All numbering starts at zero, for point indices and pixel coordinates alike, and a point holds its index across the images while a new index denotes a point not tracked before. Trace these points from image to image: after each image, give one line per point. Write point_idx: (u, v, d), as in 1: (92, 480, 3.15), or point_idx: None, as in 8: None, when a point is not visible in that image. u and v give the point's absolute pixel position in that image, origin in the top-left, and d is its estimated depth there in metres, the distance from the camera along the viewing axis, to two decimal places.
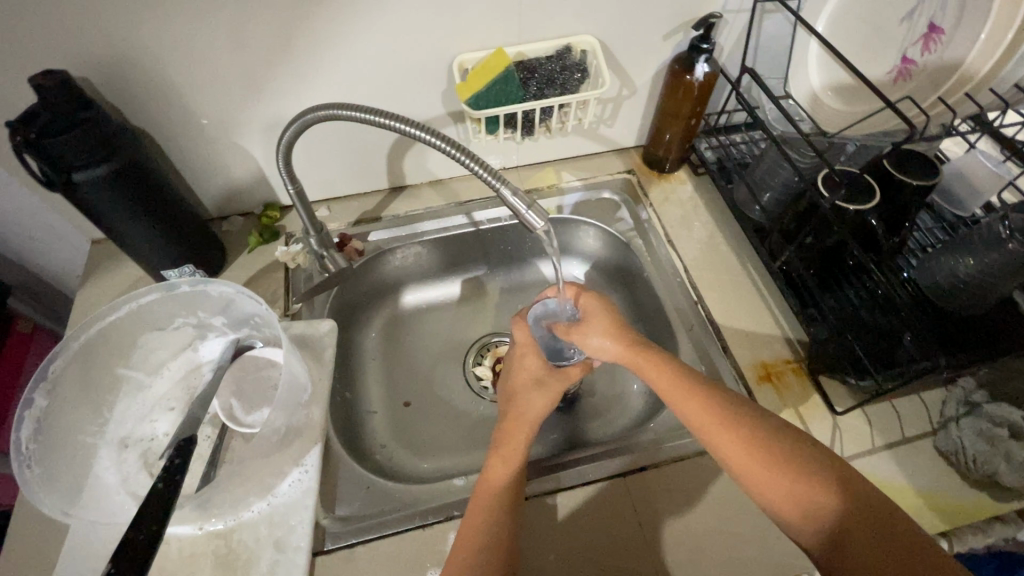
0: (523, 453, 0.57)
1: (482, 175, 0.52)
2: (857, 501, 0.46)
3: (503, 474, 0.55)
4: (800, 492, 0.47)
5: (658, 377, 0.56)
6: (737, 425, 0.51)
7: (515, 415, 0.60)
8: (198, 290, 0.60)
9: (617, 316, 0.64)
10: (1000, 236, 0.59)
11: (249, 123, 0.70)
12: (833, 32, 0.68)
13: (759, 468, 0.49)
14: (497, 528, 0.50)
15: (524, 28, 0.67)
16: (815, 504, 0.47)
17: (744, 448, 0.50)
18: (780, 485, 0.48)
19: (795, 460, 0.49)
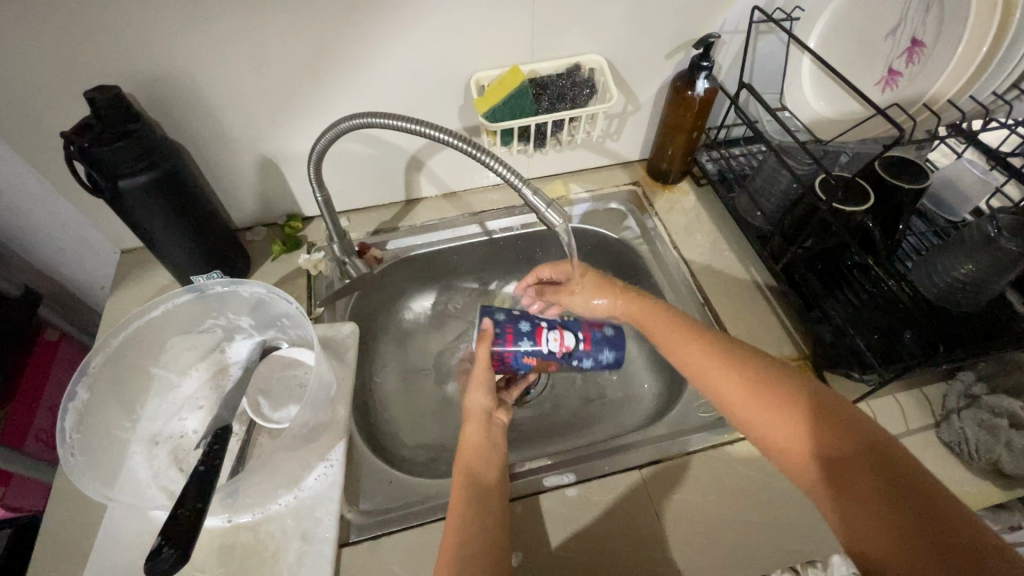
0: (486, 451, 0.60)
1: (505, 175, 0.56)
2: (844, 451, 0.46)
3: (474, 470, 0.57)
4: (800, 434, 0.48)
5: (661, 330, 0.62)
6: (744, 372, 0.54)
7: (468, 418, 0.63)
8: (230, 291, 0.63)
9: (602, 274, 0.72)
10: (989, 235, 0.62)
11: (277, 137, 0.74)
12: (824, 47, 0.74)
13: (744, 413, 0.52)
14: (472, 519, 0.52)
15: (536, 48, 0.72)
16: (820, 448, 0.47)
17: (730, 394, 0.53)
18: (784, 428, 0.49)
19: (800, 406, 0.50)
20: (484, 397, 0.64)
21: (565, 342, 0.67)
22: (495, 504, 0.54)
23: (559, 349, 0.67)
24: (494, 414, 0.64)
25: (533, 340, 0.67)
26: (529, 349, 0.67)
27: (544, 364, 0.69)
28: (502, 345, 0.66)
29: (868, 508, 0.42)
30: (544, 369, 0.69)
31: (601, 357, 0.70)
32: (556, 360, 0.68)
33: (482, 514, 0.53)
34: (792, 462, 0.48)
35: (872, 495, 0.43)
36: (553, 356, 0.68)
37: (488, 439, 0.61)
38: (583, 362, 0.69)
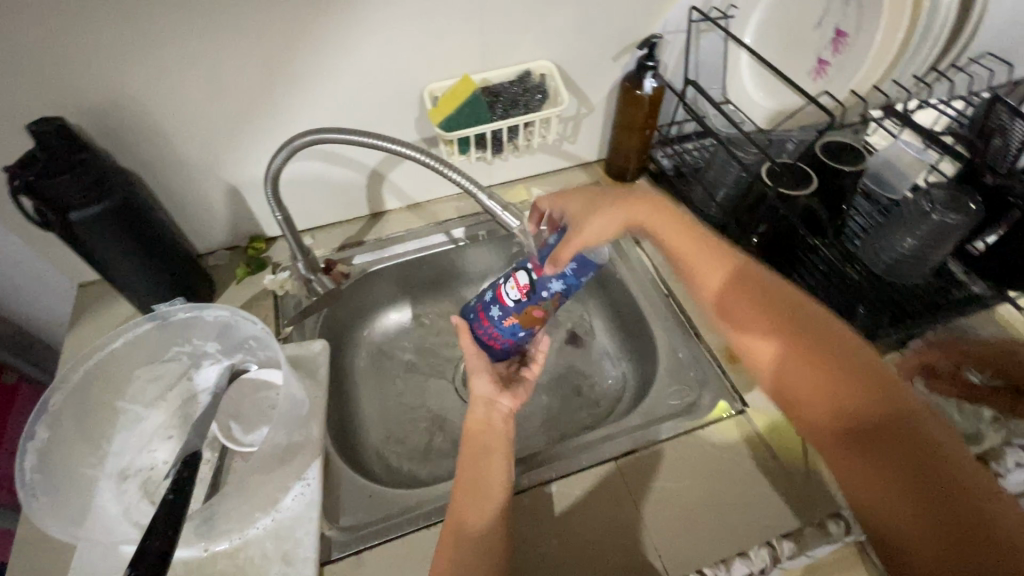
0: (494, 454, 0.57)
1: (460, 182, 0.57)
2: (867, 411, 0.44)
3: (479, 485, 0.55)
4: (829, 391, 0.46)
5: (700, 268, 0.59)
6: (778, 325, 0.51)
7: (473, 405, 0.63)
8: (195, 316, 0.62)
9: (592, 198, 0.64)
10: (924, 210, 0.66)
11: (233, 159, 0.74)
12: (760, 43, 0.76)
13: (774, 359, 0.51)
14: (476, 547, 0.50)
15: (486, 57, 0.73)
16: (844, 407, 0.45)
17: (762, 343, 0.52)
18: (811, 384, 0.48)
19: (833, 364, 0.47)
20: (486, 385, 0.63)
21: (519, 283, 0.62)
22: (493, 504, 0.53)
23: (520, 293, 0.62)
24: (496, 401, 0.63)
25: (499, 302, 0.65)
26: (501, 311, 0.65)
27: (529, 314, 0.64)
28: (482, 325, 0.67)
29: (876, 473, 0.42)
30: (534, 319, 0.64)
31: (581, 272, 0.60)
32: (535, 304, 0.63)
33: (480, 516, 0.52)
34: (806, 410, 0.48)
35: (883, 462, 0.42)
36: (523, 303, 0.63)
37: (495, 441, 0.59)
38: (553, 287, 0.61)
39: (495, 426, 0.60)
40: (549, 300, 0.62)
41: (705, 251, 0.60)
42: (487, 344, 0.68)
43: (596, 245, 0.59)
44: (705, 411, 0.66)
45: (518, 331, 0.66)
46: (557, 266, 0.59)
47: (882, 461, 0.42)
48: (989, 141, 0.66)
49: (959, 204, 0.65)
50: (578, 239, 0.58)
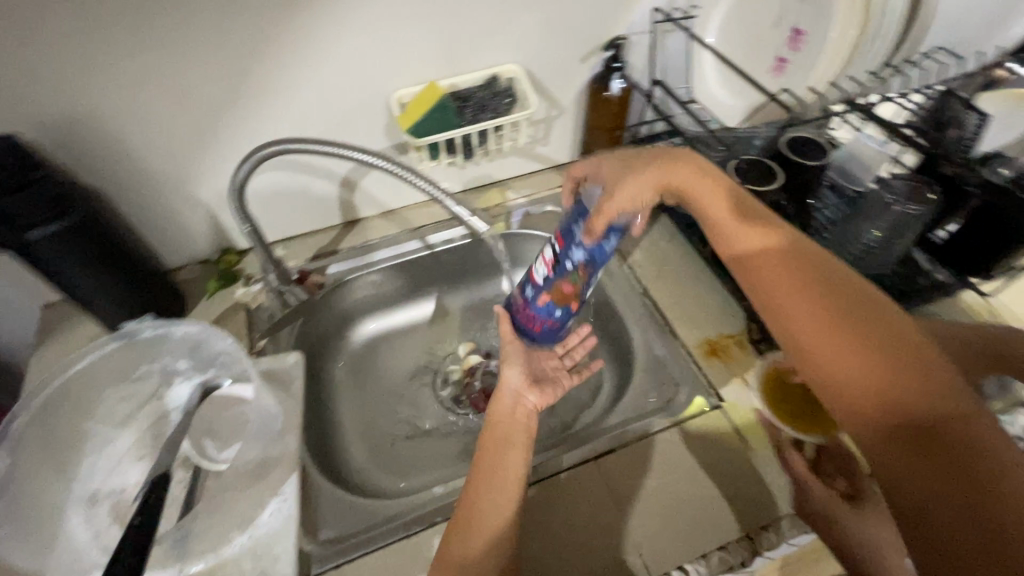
0: (513, 441, 0.54)
1: (427, 189, 0.57)
2: (910, 400, 0.34)
3: (497, 473, 0.51)
4: (874, 380, 0.36)
5: (728, 223, 0.49)
6: (821, 297, 0.40)
7: (500, 395, 0.60)
8: (161, 333, 0.61)
9: (630, 161, 0.57)
10: (887, 201, 0.66)
11: (199, 172, 0.72)
12: (722, 41, 0.77)
13: (803, 325, 0.40)
14: (485, 537, 0.48)
15: (453, 62, 0.73)
16: (892, 400, 0.35)
17: (796, 316, 0.41)
18: (851, 368, 0.37)
19: (885, 350, 0.36)
20: (517, 374, 0.62)
21: (546, 256, 0.60)
22: (513, 497, 0.50)
23: (546, 266, 0.60)
24: (523, 396, 0.60)
25: (531, 281, 0.63)
26: (534, 289, 0.62)
27: (561, 291, 0.60)
28: (521, 308, 0.65)
29: (924, 485, 0.32)
30: (567, 295, 0.60)
31: (611, 240, 0.55)
32: (564, 278, 0.59)
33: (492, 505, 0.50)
34: (833, 389, 0.38)
35: (932, 472, 0.32)
36: (551, 279, 0.60)
37: (518, 427, 0.56)
38: (577, 258, 0.57)
39: (520, 418, 0.57)
40: (578, 273, 0.58)
41: (727, 203, 0.50)
42: (527, 327, 0.66)
43: (631, 210, 0.53)
44: (682, 407, 0.67)
45: (555, 311, 0.63)
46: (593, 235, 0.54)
47: (931, 472, 0.32)
48: (941, 134, 0.67)
49: (919, 194, 0.65)
50: (612, 206, 0.52)
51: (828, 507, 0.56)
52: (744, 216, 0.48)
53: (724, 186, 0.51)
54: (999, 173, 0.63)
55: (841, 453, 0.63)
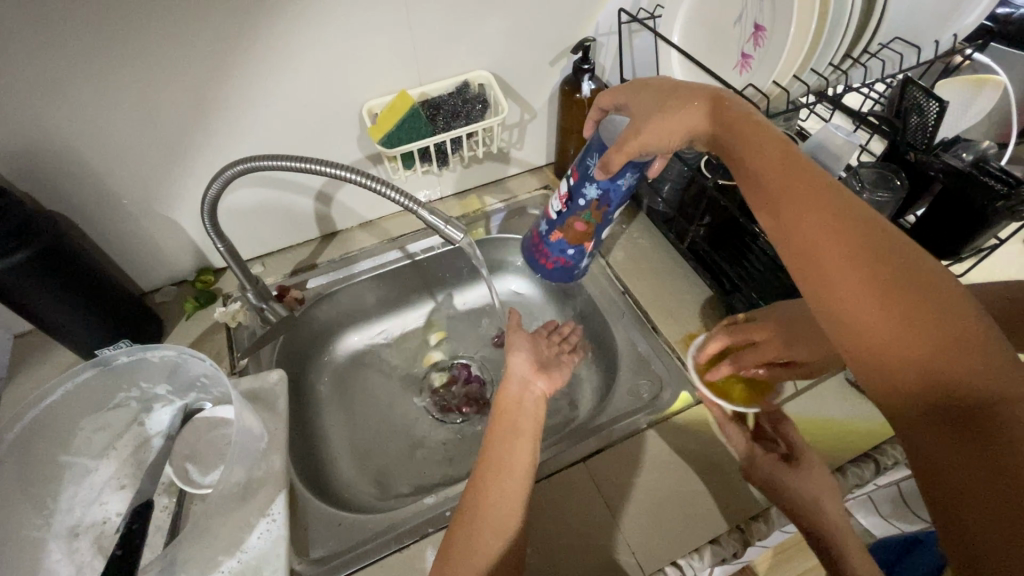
0: (523, 435, 0.52)
1: (399, 201, 0.57)
2: (966, 378, 0.29)
3: (504, 474, 0.49)
4: (917, 348, 0.31)
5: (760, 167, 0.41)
6: (863, 249, 0.34)
7: (508, 379, 0.59)
8: (138, 359, 0.59)
9: (665, 90, 0.51)
10: (856, 189, 0.68)
11: (170, 193, 0.71)
12: (686, 41, 0.79)
13: (847, 277, 0.34)
14: (488, 539, 0.46)
15: (422, 71, 0.73)
16: (936, 372, 0.30)
17: (831, 268, 0.35)
18: (889, 332, 0.32)
19: (935, 318, 0.31)
20: (522, 365, 0.60)
21: (561, 193, 0.64)
22: (519, 501, 0.48)
23: (562, 204, 0.64)
24: (531, 382, 0.58)
25: (547, 218, 0.68)
26: (550, 227, 0.68)
27: (574, 229, 0.65)
28: (540, 246, 0.70)
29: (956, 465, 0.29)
30: (578, 232, 0.65)
31: (626, 176, 0.58)
32: (576, 215, 0.64)
33: (498, 508, 0.47)
34: (871, 355, 0.33)
35: (967, 454, 0.28)
36: (566, 215, 0.64)
37: (528, 421, 0.54)
38: (591, 194, 0.61)
39: (526, 407, 0.55)
40: (590, 211, 0.62)
41: (755, 148, 0.42)
42: (538, 262, 0.72)
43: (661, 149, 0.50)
44: (667, 404, 0.67)
45: (567, 250, 0.68)
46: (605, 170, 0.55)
47: (966, 453, 0.28)
48: (906, 120, 0.68)
49: (886, 182, 0.68)
50: (635, 143, 0.50)
51: (767, 473, 0.56)
52: (777, 158, 0.41)
53: (752, 129, 0.43)
54: (963, 156, 0.65)
55: (823, 438, 0.64)
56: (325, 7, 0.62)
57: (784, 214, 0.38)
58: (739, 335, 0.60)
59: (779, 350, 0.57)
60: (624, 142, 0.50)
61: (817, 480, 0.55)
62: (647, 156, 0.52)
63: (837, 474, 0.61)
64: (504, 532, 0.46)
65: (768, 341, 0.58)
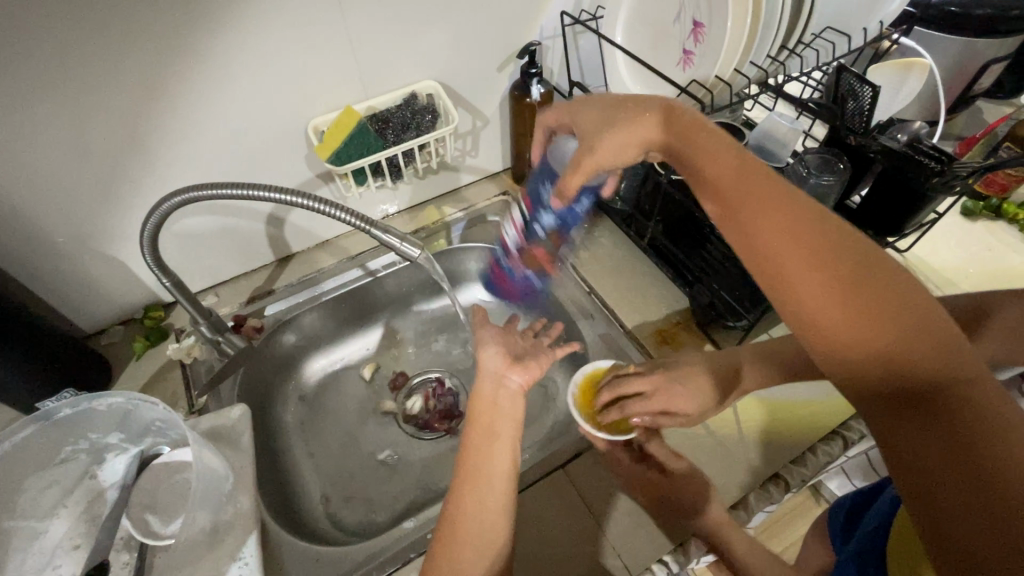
0: (503, 442, 0.49)
1: (349, 221, 0.55)
2: (921, 368, 0.30)
3: (484, 492, 0.47)
4: (871, 331, 0.31)
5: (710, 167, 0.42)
6: (814, 242, 0.35)
7: (480, 378, 0.54)
8: (82, 411, 0.54)
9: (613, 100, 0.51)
10: (803, 174, 0.70)
11: (107, 230, 0.67)
12: (630, 39, 0.80)
13: (800, 268, 0.35)
14: (470, 559, 0.44)
15: (369, 85, 0.71)
16: (889, 355, 0.31)
17: (784, 261, 0.35)
18: (843, 318, 0.32)
19: (883, 305, 0.32)
20: (496, 358, 0.55)
21: (515, 221, 0.64)
22: (500, 517, 0.46)
23: (517, 231, 0.64)
24: (505, 376, 0.53)
25: (505, 247, 0.68)
26: (509, 258, 0.70)
27: (532, 257, 0.68)
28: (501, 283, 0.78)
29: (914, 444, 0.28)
30: (537, 262, 0.68)
31: (583, 202, 0.58)
32: (534, 245, 0.66)
33: (477, 527, 0.45)
34: (835, 346, 0.33)
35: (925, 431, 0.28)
36: (521, 245, 0.66)
37: (510, 425, 0.50)
38: (548, 222, 0.61)
39: (503, 409, 0.51)
40: (548, 239, 0.63)
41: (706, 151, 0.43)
42: (496, 288, 0.80)
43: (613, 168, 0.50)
44: None
45: (531, 279, 0.75)
46: (564, 193, 0.53)
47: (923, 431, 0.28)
48: (843, 106, 0.70)
49: (830, 166, 0.70)
50: (593, 161, 0.49)
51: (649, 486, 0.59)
52: (732, 161, 0.41)
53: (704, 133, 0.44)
54: (898, 137, 0.68)
55: (791, 418, 0.67)
56: (257, 27, 0.59)
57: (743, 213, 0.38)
58: (628, 386, 0.61)
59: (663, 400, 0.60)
60: (582, 150, 0.49)
61: (692, 489, 0.57)
62: (599, 176, 0.53)
63: (808, 454, 0.63)
64: (485, 548, 0.45)
65: (656, 393, 0.60)
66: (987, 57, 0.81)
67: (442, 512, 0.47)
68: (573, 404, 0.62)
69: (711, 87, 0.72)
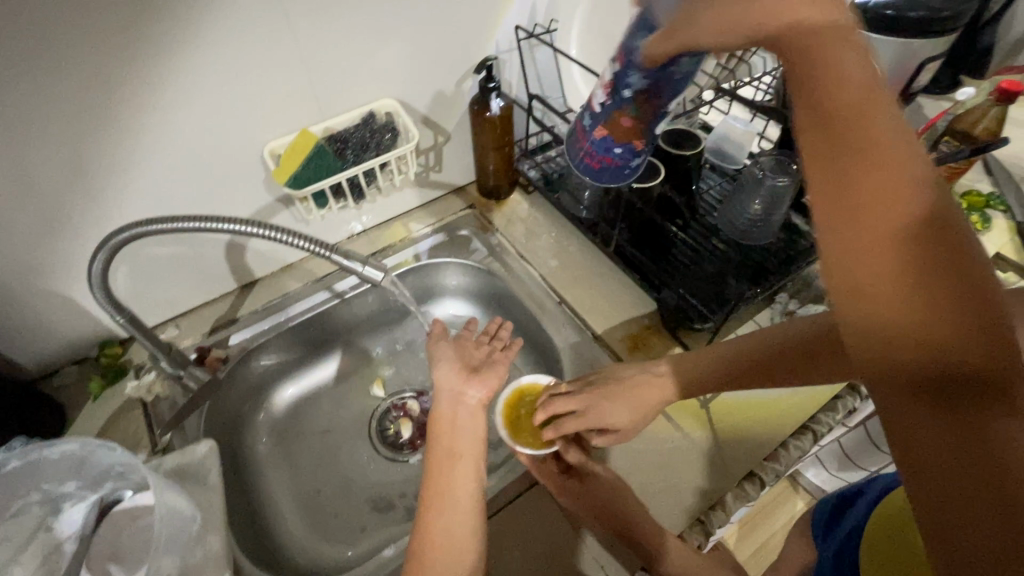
0: (461, 460, 0.50)
1: (309, 248, 0.54)
2: (991, 398, 0.23)
3: (458, 515, 0.46)
4: (929, 332, 0.24)
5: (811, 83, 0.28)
6: (892, 210, 0.25)
7: (438, 398, 0.56)
8: (30, 463, 0.50)
9: None
10: (760, 177, 0.71)
11: (52, 267, 0.64)
12: (584, 52, 0.83)
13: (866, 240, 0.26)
14: None
15: (325, 107, 0.70)
16: (945, 361, 0.24)
17: (848, 228, 0.26)
18: (902, 308, 0.25)
19: (953, 297, 0.24)
20: (450, 375, 0.57)
21: (606, 82, 0.59)
22: (473, 540, 0.46)
23: (606, 93, 0.59)
24: (462, 393, 0.56)
25: (590, 110, 0.63)
26: (592, 126, 0.64)
27: (619, 124, 0.61)
28: (585, 150, 0.66)
29: (934, 454, 0.24)
30: (624, 129, 0.61)
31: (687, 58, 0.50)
32: (625, 109, 0.59)
33: (451, 554, 0.45)
34: (911, 359, 0.24)
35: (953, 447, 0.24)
36: (610, 108, 0.60)
37: (473, 443, 0.52)
38: (638, 84, 0.56)
39: (463, 428, 0.53)
40: (635, 101, 0.57)
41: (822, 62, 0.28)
42: (592, 169, 0.67)
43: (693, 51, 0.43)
44: None
45: (613, 148, 0.64)
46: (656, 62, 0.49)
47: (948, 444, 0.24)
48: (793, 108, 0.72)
49: (784, 167, 0.71)
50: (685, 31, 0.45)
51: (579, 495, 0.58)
52: (845, 81, 0.27)
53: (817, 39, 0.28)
54: None
55: (763, 414, 0.68)
56: (202, 52, 0.57)
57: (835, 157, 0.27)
58: (561, 404, 0.60)
59: (599, 416, 0.59)
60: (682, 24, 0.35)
61: (608, 497, 0.57)
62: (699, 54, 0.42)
63: (780, 449, 0.64)
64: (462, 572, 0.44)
65: (587, 411, 0.59)
66: (924, 56, 0.85)
67: (413, 538, 0.47)
68: (497, 416, 0.65)
69: None
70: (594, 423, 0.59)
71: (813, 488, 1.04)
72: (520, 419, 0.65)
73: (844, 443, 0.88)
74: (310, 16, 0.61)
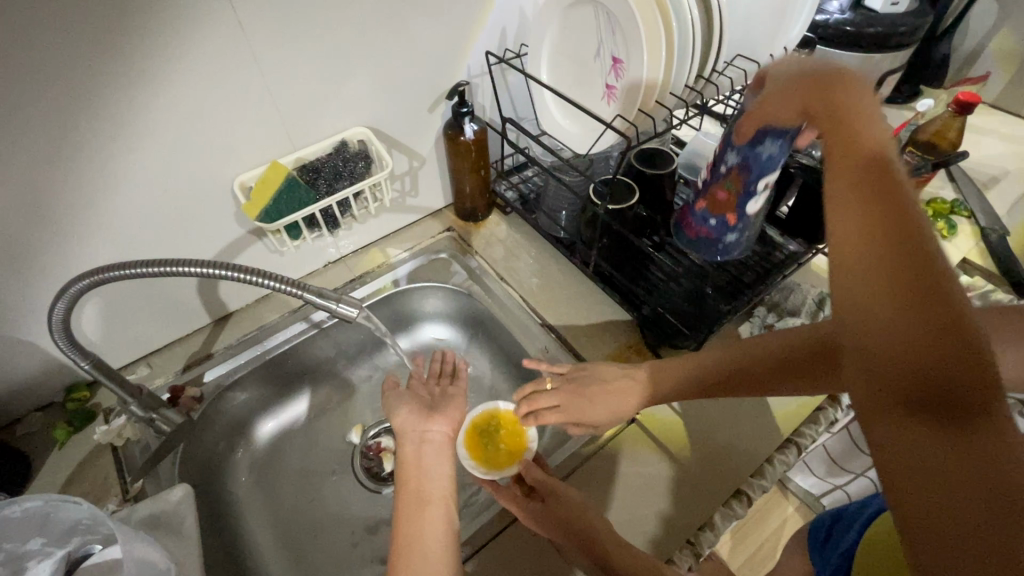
0: (430, 495, 0.52)
1: (282, 288, 0.54)
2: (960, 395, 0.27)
3: (432, 538, 0.49)
4: (900, 336, 0.29)
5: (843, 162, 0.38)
6: (880, 250, 0.32)
7: (403, 440, 0.58)
8: None
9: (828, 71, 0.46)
10: None
11: (12, 312, 0.62)
12: (554, 78, 0.81)
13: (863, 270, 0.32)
14: None
15: (295, 137, 0.70)
16: (912, 360, 0.29)
17: (848, 260, 0.33)
18: (882, 314, 0.30)
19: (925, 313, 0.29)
20: (410, 416, 0.61)
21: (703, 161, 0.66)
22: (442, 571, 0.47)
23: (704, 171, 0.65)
24: (426, 430, 0.59)
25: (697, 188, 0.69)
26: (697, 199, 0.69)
27: (716, 198, 0.65)
28: (684, 219, 0.71)
29: (900, 440, 0.28)
30: (721, 202, 0.65)
31: (768, 145, 0.57)
32: (720, 183, 0.63)
33: None
34: (887, 356, 0.29)
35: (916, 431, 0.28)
36: (710, 183, 0.65)
37: (439, 480, 0.54)
38: (731, 160, 0.61)
39: (429, 469, 0.55)
40: (730, 178, 0.62)
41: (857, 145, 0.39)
42: (685, 234, 0.72)
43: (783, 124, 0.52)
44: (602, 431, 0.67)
45: (710, 219, 0.67)
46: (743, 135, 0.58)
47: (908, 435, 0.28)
48: None
49: None
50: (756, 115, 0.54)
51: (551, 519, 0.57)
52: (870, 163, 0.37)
53: (863, 125, 0.40)
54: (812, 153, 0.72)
55: (747, 430, 0.68)
56: (167, 86, 0.56)
57: (869, 204, 0.34)
58: (542, 399, 0.63)
59: (576, 411, 0.61)
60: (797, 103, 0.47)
61: (573, 514, 0.57)
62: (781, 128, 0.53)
63: (765, 464, 0.65)
64: None
65: (566, 406, 0.62)
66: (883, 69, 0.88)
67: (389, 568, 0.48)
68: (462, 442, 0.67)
69: (635, 120, 0.72)
70: (571, 418, 0.62)
71: (802, 495, 1.04)
72: (488, 448, 0.67)
73: (829, 449, 0.89)
74: (278, 47, 0.61)
